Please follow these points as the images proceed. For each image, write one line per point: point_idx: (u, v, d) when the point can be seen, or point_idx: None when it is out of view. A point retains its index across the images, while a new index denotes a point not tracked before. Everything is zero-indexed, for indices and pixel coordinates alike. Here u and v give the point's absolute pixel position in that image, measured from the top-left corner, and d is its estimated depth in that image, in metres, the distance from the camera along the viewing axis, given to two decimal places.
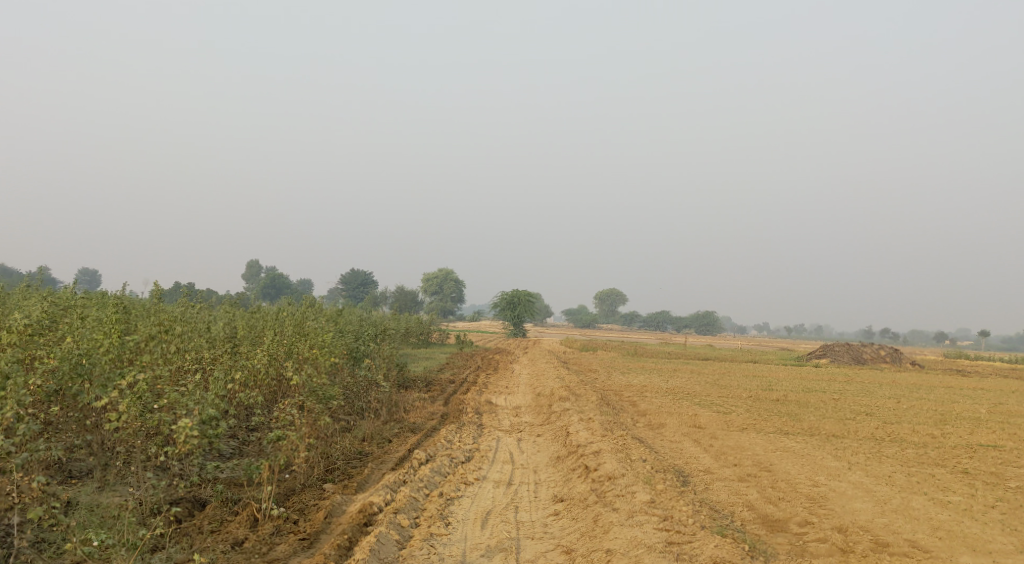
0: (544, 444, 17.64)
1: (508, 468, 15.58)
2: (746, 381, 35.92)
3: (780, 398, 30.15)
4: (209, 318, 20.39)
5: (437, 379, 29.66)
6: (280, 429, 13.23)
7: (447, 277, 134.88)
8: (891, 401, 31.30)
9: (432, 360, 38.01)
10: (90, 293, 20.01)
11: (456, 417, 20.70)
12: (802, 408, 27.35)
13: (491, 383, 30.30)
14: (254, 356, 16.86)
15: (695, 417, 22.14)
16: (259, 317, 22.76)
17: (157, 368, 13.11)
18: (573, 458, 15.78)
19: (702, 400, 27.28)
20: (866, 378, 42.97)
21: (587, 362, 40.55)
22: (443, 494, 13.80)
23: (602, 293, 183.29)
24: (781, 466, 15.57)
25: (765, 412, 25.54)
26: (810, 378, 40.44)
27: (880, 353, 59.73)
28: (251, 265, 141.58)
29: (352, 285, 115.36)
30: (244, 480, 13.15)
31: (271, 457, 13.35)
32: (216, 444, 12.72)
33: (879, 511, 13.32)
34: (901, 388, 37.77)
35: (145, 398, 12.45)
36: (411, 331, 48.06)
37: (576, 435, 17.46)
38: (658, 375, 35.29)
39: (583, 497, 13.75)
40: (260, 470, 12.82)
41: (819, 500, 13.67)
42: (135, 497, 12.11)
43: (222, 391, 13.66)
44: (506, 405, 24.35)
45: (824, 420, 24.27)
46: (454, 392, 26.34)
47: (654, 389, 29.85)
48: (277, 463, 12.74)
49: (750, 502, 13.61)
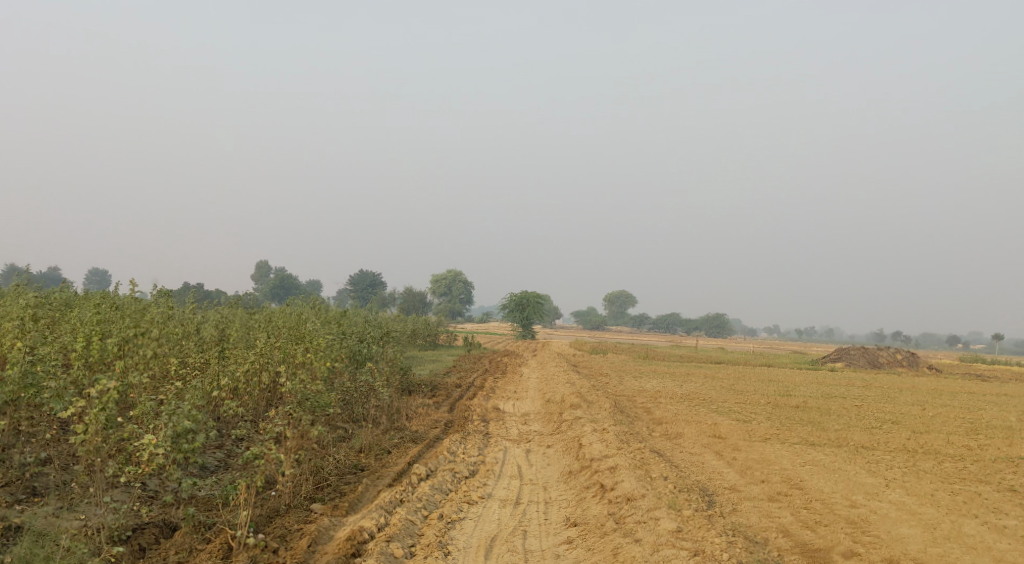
0: (554, 457, 16.45)
1: (515, 485, 14.37)
2: (764, 386, 34.65)
3: (800, 405, 28.88)
4: (200, 319, 19.29)
5: (442, 382, 28.52)
6: (261, 446, 12.08)
7: (456, 279, 133.62)
8: (916, 408, 29.99)
9: (438, 362, 36.86)
10: (76, 295, 18.91)
11: (461, 425, 19.54)
12: (825, 416, 26.08)
13: (499, 387, 29.13)
14: (243, 360, 15.69)
15: (714, 426, 20.91)
16: (255, 317, 21.67)
17: (123, 377, 12.01)
18: (587, 474, 14.58)
19: (719, 407, 26.02)
20: (886, 383, 41.64)
21: (599, 366, 39.45)
22: (444, 517, 12.60)
23: (611, 295, 182.37)
24: (814, 483, 14.33)
25: (787, 419, 24.28)
26: (828, 382, 39.05)
27: (896, 357, 58.31)
28: (260, 266, 140.90)
29: (361, 286, 114.39)
30: (221, 501, 11.99)
31: (251, 476, 12.16)
32: (189, 461, 11.57)
33: (930, 539, 12.09)
34: (923, 394, 36.41)
35: (107, 410, 11.37)
36: (418, 333, 46.94)
37: (590, 447, 16.25)
38: (670, 380, 34.05)
39: (599, 523, 12.54)
40: (236, 491, 11.66)
41: (861, 525, 12.45)
42: (95, 522, 11.01)
43: (201, 401, 12.53)
44: (514, 411, 23.21)
45: (849, 429, 22.99)
46: (460, 397, 25.19)
47: (668, 395, 28.61)
48: (256, 484, 11.58)
49: (785, 527, 12.41)
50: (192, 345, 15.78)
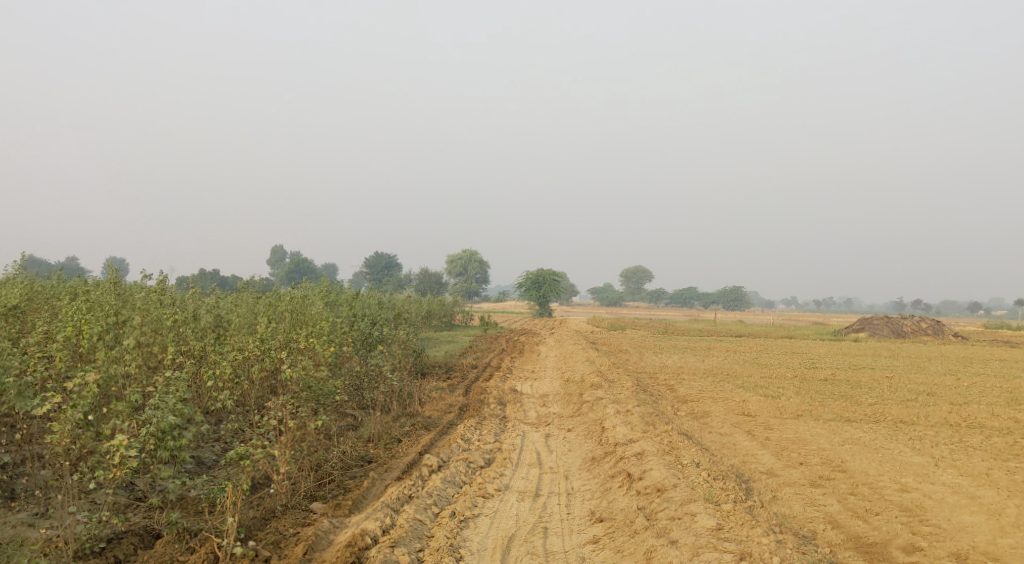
0: (576, 441, 15.44)
1: (534, 474, 13.39)
2: (788, 359, 33.59)
3: (828, 377, 27.79)
4: (200, 304, 18.39)
5: (457, 364, 27.56)
6: (251, 444, 11.19)
7: (471, 258, 132.49)
8: (949, 378, 28.87)
9: (453, 343, 35.92)
10: (69, 285, 18.04)
11: (476, 410, 18.55)
12: (856, 389, 24.98)
13: (516, 368, 28.13)
14: (242, 344, 14.79)
15: (743, 404, 19.86)
16: (259, 299, 20.75)
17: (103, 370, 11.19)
18: (611, 461, 13.59)
19: (745, 383, 24.97)
20: (914, 352, 40.50)
21: (618, 342, 38.42)
22: (456, 515, 11.64)
23: (627, 270, 181.04)
24: (856, 464, 13.31)
25: (817, 393, 23.22)
26: (853, 353, 37.84)
27: (921, 326, 56.85)
28: (275, 251, 140.41)
29: (376, 268, 113.65)
30: (209, 505, 11.18)
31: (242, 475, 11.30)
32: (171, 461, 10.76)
33: (997, 528, 11.15)
34: (953, 363, 35.15)
35: (83, 407, 10.54)
36: (432, 315, 45.98)
37: (613, 431, 15.24)
38: (692, 355, 32.94)
39: (628, 519, 11.55)
40: (223, 494, 10.81)
41: (917, 512, 11.52)
42: (70, 533, 10.30)
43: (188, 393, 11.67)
44: (532, 392, 22.25)
45: (884, 402, 21.92)
46: (476, 379, 24.21)
47: (691, 371, 27.54)
48: (243, 488, 10.69)
49: (833, 517, 11.49)
50: (189, 332, 14.94)
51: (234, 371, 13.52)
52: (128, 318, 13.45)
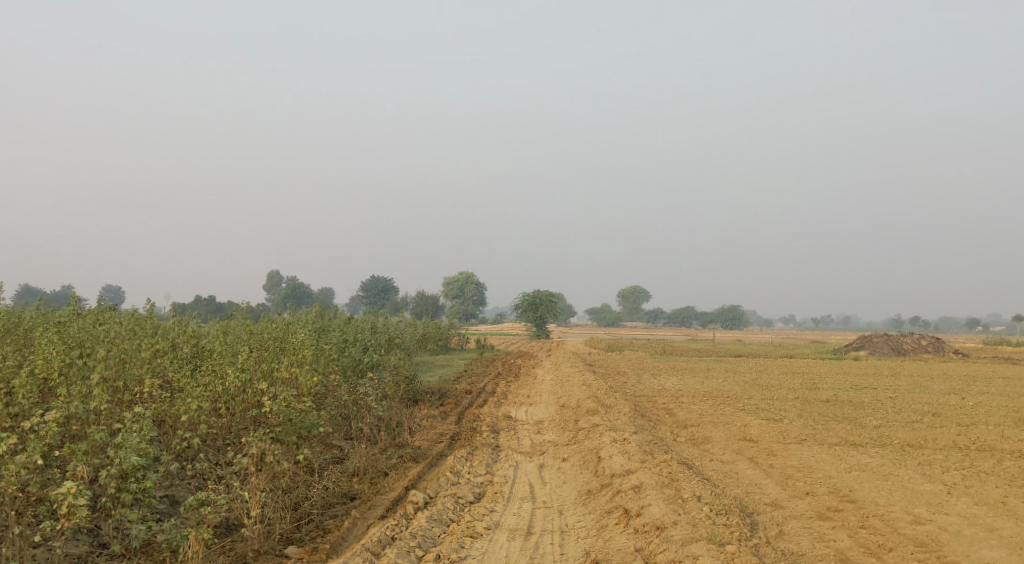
0: (571, 472, 14.81)
1: (526, 509, 12.75)
2: (788, 379, 32.94)
3: (831, 399, 27.12)
4: (182, 333, 17.79)
5: (451, 389, 26.86)
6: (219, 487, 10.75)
7: (469, 280, 132.06)
8: (954, 398, 28.20)
9: (447, 368, 35.20)
10: (45, 317, 17.41)
11: (468, 438, 17.93)
12: (859, 410, 24.33)
13: (511, 392, 27.43)
14: (221, 375, 14.29)
15: (744, 429, 19.21)
16: (245, 325, 20.13)
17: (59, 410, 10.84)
18: (607, 495, 12.97)
19: (746, 405, 24.30)
20: (915, 370, 39.87)
21: (616, 364, 37.74)
22: (441, 558, 11.04)
23: (625, 291, 180.59)
24: (865, 493, 12.68)
25: (820, 416, 22.56)
26: (853, 373, 37.17)
27: (921, 343, 56.22)
28: (273, 276, 139.97)
29: (374, 292, 113.09)
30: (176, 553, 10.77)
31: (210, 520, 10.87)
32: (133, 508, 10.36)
33: None
34: (955, 381, 34.52)
35: (36, 452, 10.20)
36: (428, 339, 45.33)
37: (610, 461, 14.61)
38: (691, 377, 32.23)
39: (625, 560, 10.95)
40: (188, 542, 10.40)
41: (934, 548, 10.94)
42: None
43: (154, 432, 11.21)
44: (526, 419, 21.58)
45: (889, 424, 21.26)
46: (470, 405, 23.55)
47: (690, 394, 26.83)
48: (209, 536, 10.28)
49: (844, 554, 10.87)
50: (165, 362, 14.45)
51: (205, 405, 13.16)
52: (90, 355, 13.12)
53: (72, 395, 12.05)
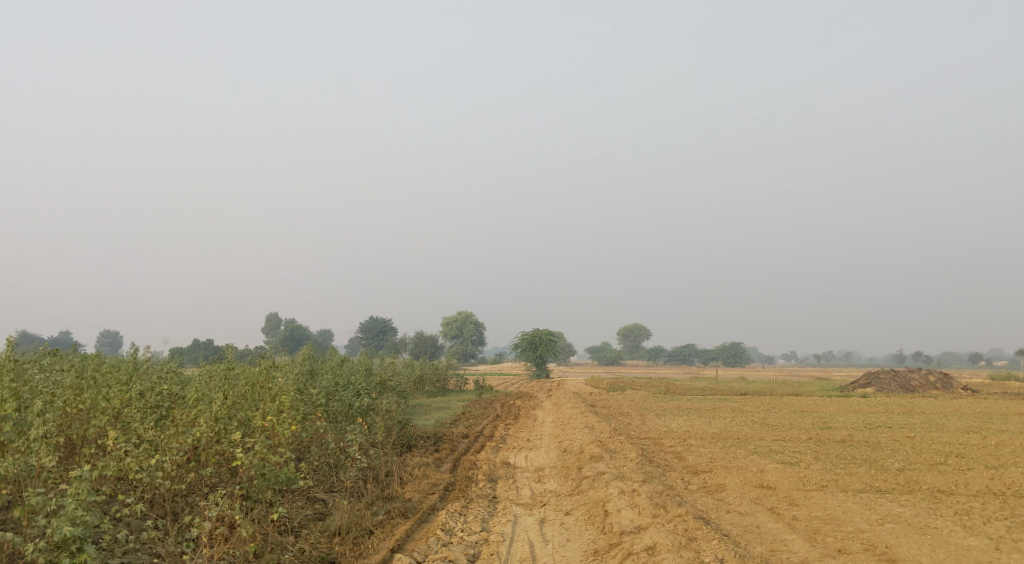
0: (577, 527, 13.55)
1: None
2: (798, 419, 31.59)
3: (846, 440, 25.71)
4: (158, 375, 16.65)
5: (447, 434, 25.51)
6: None
7: (468, 320, 130.95)
8: (974, 437, 26.80)
9: (444, 410, 33.78)
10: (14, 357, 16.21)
11: (463, 489, 16.62)
12: (878, 452, 22.94)
13: (510, 437, 26.02)
14: (189, 424, 13.19)
15: (761, 475, 17.82)
16: (228, 365, 18.88)
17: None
18: (616, 557, 11.79)
19: (758, 448, 22.92)
20: (928, 408, 38.45)
21: (618, 404, 36.37)
22: None
23: (625, 328, 179.19)
24: (905, 551, 11.73)
25: (838, 459, 21.20)
26: (864, 411, 35.78)
27: (930, 379, 54.73)
28: (271, 317, 138.93)
29: (372, 332, 111.83)
30: None
31: None
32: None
33: None
34: (972, 419, 33.09)
35: None
36: (425, 380, 44.05)
37: (619, 515, 13.38)
38: (697, 417, 30.78)
39: None
40: None
41: None
42: None
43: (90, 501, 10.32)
44: (526, 466, 20.26)
45: (913, 467, 19.91)
46: (466, 452, 22.16)
47: (697, 436, 25.44)
48: None
49: None
50: (132, 408, 13.39)
51: (163, 464, 12.12)
52: (41, 408, 12.31)
53: (14, 457, 11.15)
